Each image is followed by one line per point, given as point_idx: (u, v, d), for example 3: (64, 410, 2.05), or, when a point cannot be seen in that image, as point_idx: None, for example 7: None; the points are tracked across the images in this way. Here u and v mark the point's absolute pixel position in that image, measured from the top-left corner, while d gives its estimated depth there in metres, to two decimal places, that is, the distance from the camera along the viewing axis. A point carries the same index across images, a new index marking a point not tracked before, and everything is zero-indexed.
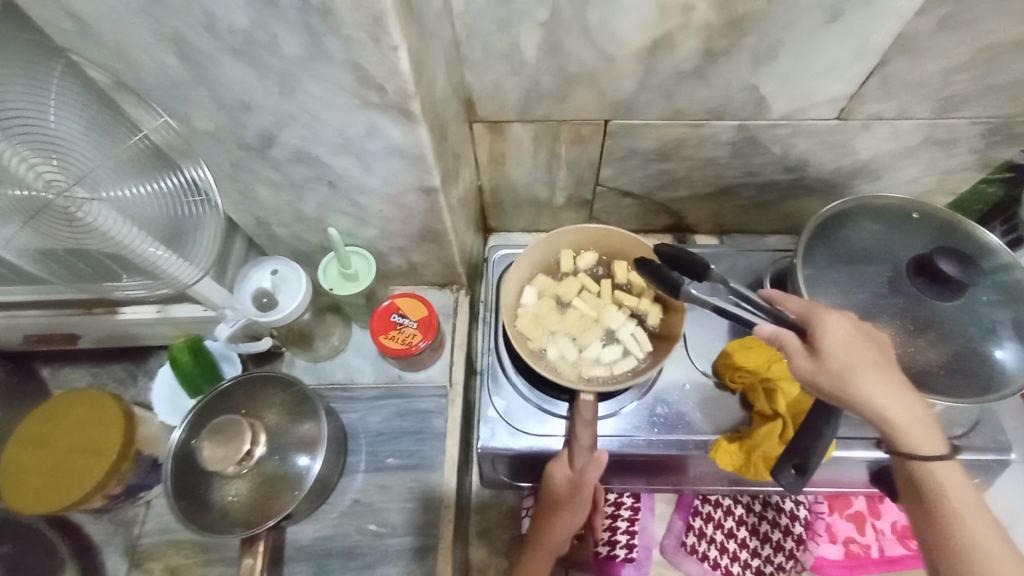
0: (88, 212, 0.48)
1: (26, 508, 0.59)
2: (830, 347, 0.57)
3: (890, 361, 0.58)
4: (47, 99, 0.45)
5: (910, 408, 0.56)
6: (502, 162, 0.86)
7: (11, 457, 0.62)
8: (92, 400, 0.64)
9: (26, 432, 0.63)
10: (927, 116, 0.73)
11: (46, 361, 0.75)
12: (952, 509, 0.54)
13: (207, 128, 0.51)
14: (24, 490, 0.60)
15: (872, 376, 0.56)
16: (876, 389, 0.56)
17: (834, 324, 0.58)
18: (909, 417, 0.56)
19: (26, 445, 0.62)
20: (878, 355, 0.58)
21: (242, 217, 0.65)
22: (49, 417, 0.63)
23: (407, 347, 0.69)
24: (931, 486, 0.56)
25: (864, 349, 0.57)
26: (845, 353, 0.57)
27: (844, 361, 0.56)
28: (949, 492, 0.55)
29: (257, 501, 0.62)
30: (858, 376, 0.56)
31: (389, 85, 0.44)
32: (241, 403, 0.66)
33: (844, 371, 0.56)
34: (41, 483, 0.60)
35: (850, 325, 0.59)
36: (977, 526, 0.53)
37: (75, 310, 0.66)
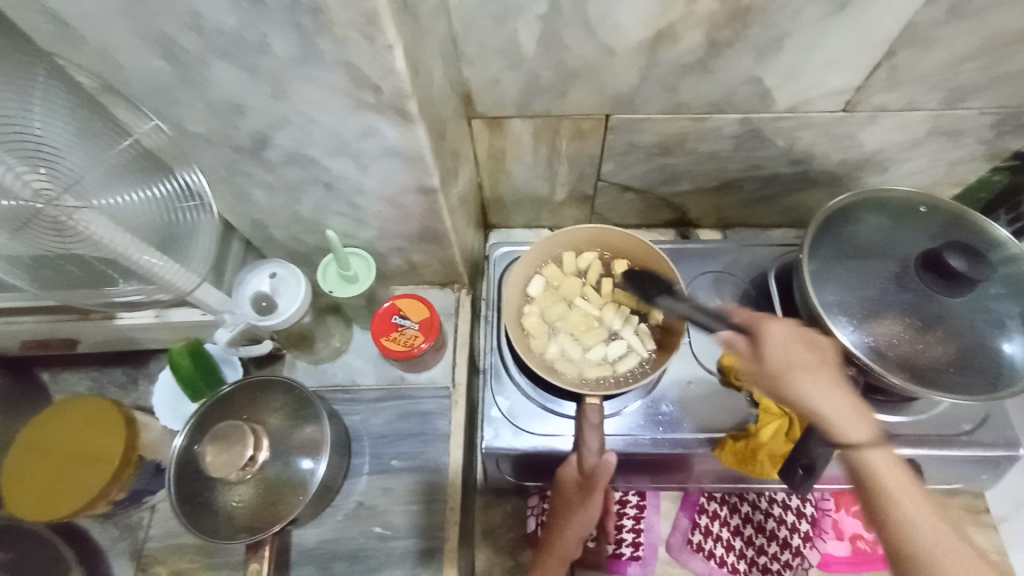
0: (80, 220, 0.46)
1: (30, 515, 0.59)
2: (769, 351, 0.61)
3: (828, 362, 0.61)
4: (34, 106, 0.45)
5: (848, 404, 0.58)
6: (502, 159, 0.85)
7: (13, 464, 0.61)
8: (93, 406, 0.63)
9: (29, 440, 0.62)
10: (934, 107, 0.72)
11: (44, 365, 0.74)
12: (887, 497, 0.53)
13: (199, 132, 0.49)
14: (27, 498, 0.59)
15: (806, 375, 0.60)
16: (808, 387, 0.59)
17: (773, 330, 0.62)
18: (842, 412, 0.57)
19: (27, 453, 0.62)
20: (815, 359, 0.61)
21: (239, 219, 0.64)
22: (50, 423, 0.63)
23: (409, 349, 0.68)
24: (866, 475, 0.55)
25: (800, 352, 0.61)
26: (781, 355, 0.61)
27: (784, 360, 0.60)
28: (883, 478, 0.54)
29: (260, 508, 0.62)
30: (794, 377, 0.60)
31: (385, 85, 0.43)
32: (242, 408, 0.65)
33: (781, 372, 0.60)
34: (44, 490, 0.60)
35: (791, 331, 0.63)
36: (914, 512, 0.52)
37: (72, 316, 0.65)
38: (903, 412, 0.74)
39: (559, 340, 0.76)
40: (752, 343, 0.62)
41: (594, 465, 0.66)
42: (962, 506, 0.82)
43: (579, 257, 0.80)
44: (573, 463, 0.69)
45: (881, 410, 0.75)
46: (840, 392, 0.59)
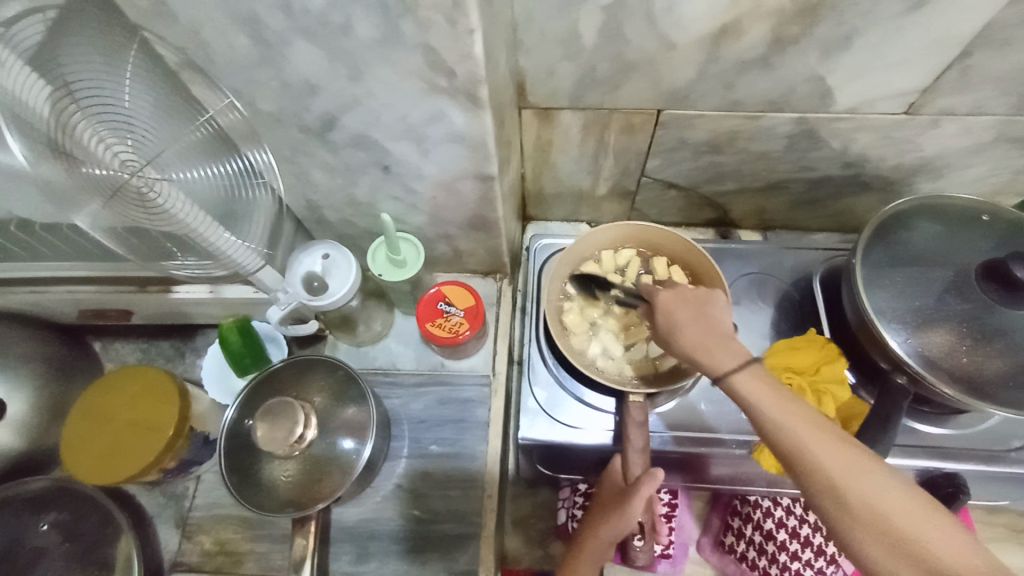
0: (161, 194, 0.47)
1: (87, 479, 0.61)
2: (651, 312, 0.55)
3: (710, 307, 0.54)
4: (124, 79, 0.46)
5: (724, 351, 0.51)
6: (548, 150, 0.85)
7: (70, 429, 0.63)
8: (148, 376, 0.65)
9: (85, 407, 0.64)
10: (1002, 113, 0.70)
11: (100, 336, 0.77)
12: (790, 441, 0.46)
13: (270, 111, 0.50)
14: (85, 462, 0.61)
15: (686, 329, 0.53)
16: (693, 342, 0.52)
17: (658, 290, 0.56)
18: (708, 349, 0.51)
19: (84, 419, 0.63)
20: (690, 307, 0.54)
21: (294, 200, 0.64)
22: (107, 391, 0.64)
23: (455, 336, 0.69)
24: (763, 420, 0.48)
25: (683, 304, 0.55)
26: (668, 310, 0.55)
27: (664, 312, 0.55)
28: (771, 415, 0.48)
29: (306, 484, 0.63)
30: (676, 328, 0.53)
31: (460, 69, 0.43)
32: (291, 387, 0.66)
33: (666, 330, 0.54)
34: (101, 456, 0.61)
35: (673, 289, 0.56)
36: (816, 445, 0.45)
37: (131, 287, 0.66)
38: (947, 424, 0.73)
39: (600, 336, 0.76)
40: (648, 306, 0.58)
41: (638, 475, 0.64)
42: (1005, 525, 0.80)
43: (617, 255, 0.80)
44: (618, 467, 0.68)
45: (924, 420, 0.74)
46: (717, 334, 0.52)
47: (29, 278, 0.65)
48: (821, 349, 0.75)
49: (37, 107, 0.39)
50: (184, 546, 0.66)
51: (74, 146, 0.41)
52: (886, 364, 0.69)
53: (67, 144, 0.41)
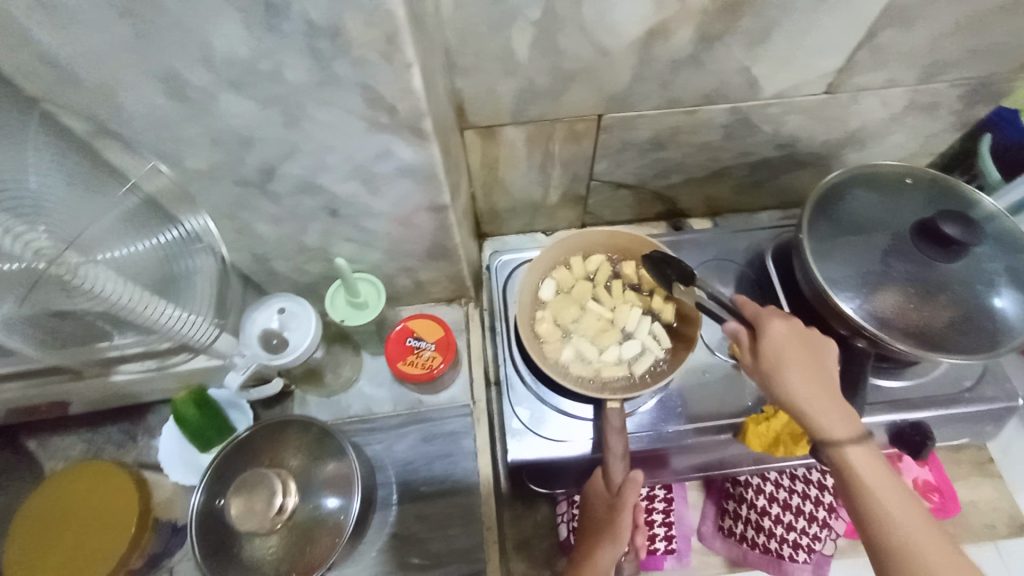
0: (88, 278, 0.44)
1: None
2: (762, 343, 0.63)
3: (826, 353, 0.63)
4: (28, 160, 0.41)
5: (828, 392, 0.60)
6: (496, 167, 0.84)
7: (15, 546, 0.57)
8: (97, 472, 0.59)
9: (28, 518, 0.58)
10: (912, 83, 0.75)
11: (32, 433, 0.68)
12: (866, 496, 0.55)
13: (201, 168, 0.46)
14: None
15: (816, 373, 0.61)
16: (799, 376, 0.60)
17: (777, 324, 0.63)
18: (813, 397, 0.59)
19: (29, 532, 0.57)
20: (809, 351, 0.62)
21: (240, 256, 0.60)
22: (52, 497, 0.58)
23: (430, 371, 0.66)
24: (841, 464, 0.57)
25: (796, 348, 0.61)
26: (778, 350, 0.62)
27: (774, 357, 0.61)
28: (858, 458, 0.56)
29: (294, 554, 0.59)
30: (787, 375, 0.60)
31: (402, 105, 0.42)
32: (262, 453, 0.62)
33: (788, 368, 0.60)
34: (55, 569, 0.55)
35: (793, 328, 0.63)
36: (886, 489, 0.55)
37: (64, 376, 0.60)
38: (904, 376, 0.78)
39: (573, 342, 0.75)
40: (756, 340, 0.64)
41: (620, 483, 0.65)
42: (971, 461, 0.85)
43: (587, 260, 0.79)
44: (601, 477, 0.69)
45: (884, 375, 0.78)
46: (828, 378, 0.61)
47: None
48: None
49: None
50: None
51: None
52: (846, 331, 0.73)
53: None
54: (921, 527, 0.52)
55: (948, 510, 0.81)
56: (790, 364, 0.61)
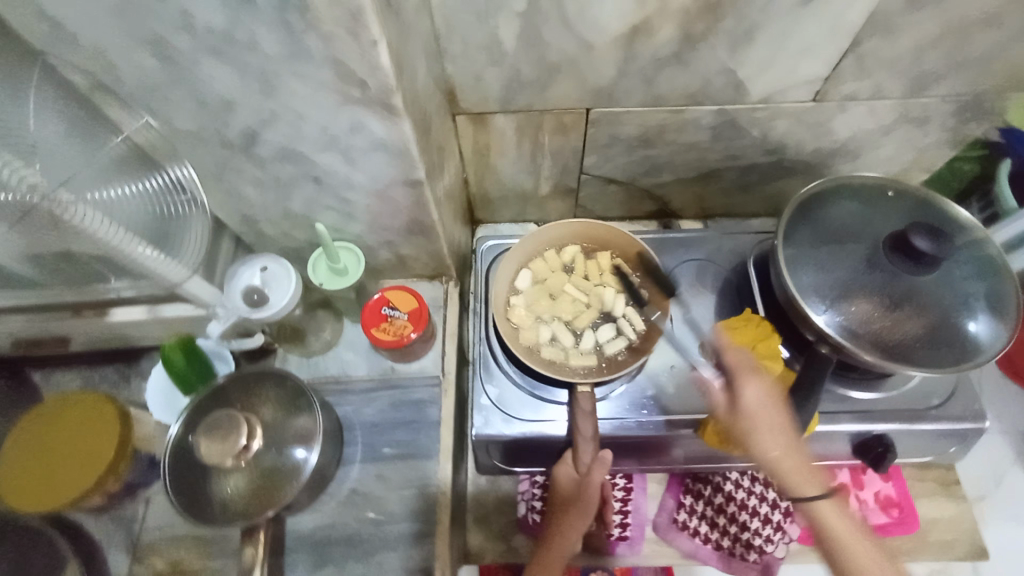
0: (77, 215, 0.48)
1: (25, 507, 0.60)
2: (738, 397, 0.62)
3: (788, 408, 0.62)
4: (28, 105, 0.46)
5: (799, 453, 0.60)
6: (487, 154, 0.87)
7: (7, 457, 0.62)
8: (86, 402, 0.65)
9: (23, 434, 0.63)
10: (899, 95, 0.76)
11: (37, 366, 0.75)
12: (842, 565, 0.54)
13: (190, 129, 0.51)
14: (23, 489, 0.61)
15: (785, 436, 0.60)
16: (769, 443, 0.60)
17: (749, 385, 0.62)
18: (786, 459, 0.59)
19: (20, 449, 0.62)
20: (776, 413, 0.61)
21: (229, 216, 0.64)
22: (44, 420, 0.64)
23: (399, 338, 0.70)
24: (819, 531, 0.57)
25: (771, 405, 0.61)
26: (753, 406, 0.61)
27: (748, 414, 0.61)
28: (833, 524, 0.56)
29: (254, 494, 0.62)
30: (759, 433, 0.60)
31: (372, 81, 0.45)
32: (236, 400, 0.66)
33: (758, 434, 0.60)
34: (40, 483, 0.61)
35: (764, 387, 0.62)
36: (864, 553, 0.54)
37: (65, 313, 0.66)
38: (875, 388, 0.78)
39: (547, 329, 0.79)
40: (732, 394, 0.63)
41: (587, 463, 0.69)
42: (938, 480, 0.85)
43: (562, 253, 0.84)
44: (570, 460, 0.73)
45: (858, 386, 0.79)
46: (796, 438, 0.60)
47: None
48: (756, 327, 0.80)
49: None
50: (135, 569, 0.65)
51: None
52: (811, 336, 0.73)
53: None
54: None
55: (907, 527, 0.81)
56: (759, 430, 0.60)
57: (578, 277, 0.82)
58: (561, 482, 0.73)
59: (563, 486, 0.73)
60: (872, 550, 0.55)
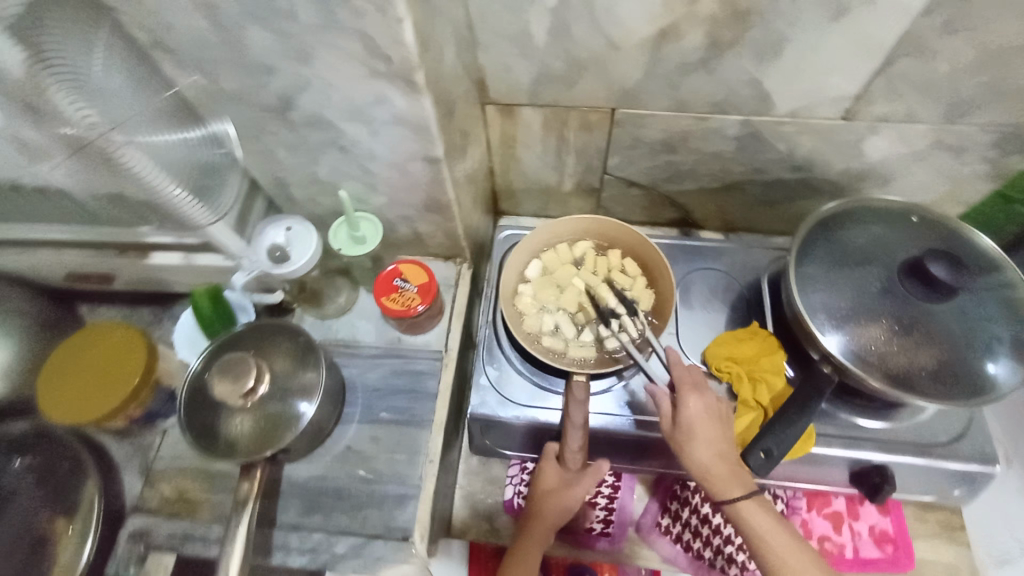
0: (126, 155, 0.51)
1: (53, 414, 0.67)
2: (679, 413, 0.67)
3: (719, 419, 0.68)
4: (95, 50, 0.49)
5: (730, 463, 0.66)
6: (513, 146, 0.91)
7: (48, 366, 0.69)
8: (122, 334, 0.71)
9: (62, 350, 0.70)
10: (935, 120, 0.74)
11: (85, 300, 0.83)
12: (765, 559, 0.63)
13: (234, 90, 0.56)
14: (55, 398, 0.67)
15: (719, 447, 0.66)
16: (706, 454, 0.66)
17: (690, 399, 0.67)
18: (718, 468, 0.65)
19: (58, 362, 0.69)
20: (707, 425, 0.67)
21: (264, 177, 0.70)
22: (83, 342, 0.70)
23: (407, 309, 0.73)
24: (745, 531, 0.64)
25: (707, 420, 0.67)
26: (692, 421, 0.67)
27: (688, 429, 0.67)
28: (757, 523, 0.64)
29: (257, 437, 0.66)
30: (696, 447, 0.66)
31: (396, 56, 0.49)
32: (252, 347, 0.71)
33: (697, 445, 0.66)
34: (68, 396, 0.67)
35: (703, 400, 0.68)
36: (783, 547, 0.63)
37: (112, 250, 0.73)
38: (882, 417, 0.76)
39: (551, 318, 0.81)
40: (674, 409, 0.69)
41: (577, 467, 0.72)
42: (938, 521, 0.82)
43: (573, 248, 0.87)
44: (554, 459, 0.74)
45: (864, 413, 0.76)
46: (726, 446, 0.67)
47: (19, 240, 0.72)
48: (760, 340, 0.80)
49: (14, 65, 0.44)
50: (146, 490, 0.72)
51: (47, 107, 0.47)
52: (815, 354, 0.72)
53: (40, 102, 0.46)
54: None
55: (900, 566, 0.79)
56: (698, 442, 0.66)
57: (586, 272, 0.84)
58: (545, 480, 0.74)
59: (547, 483, 0.74)
60: (791, 545, 0.63)
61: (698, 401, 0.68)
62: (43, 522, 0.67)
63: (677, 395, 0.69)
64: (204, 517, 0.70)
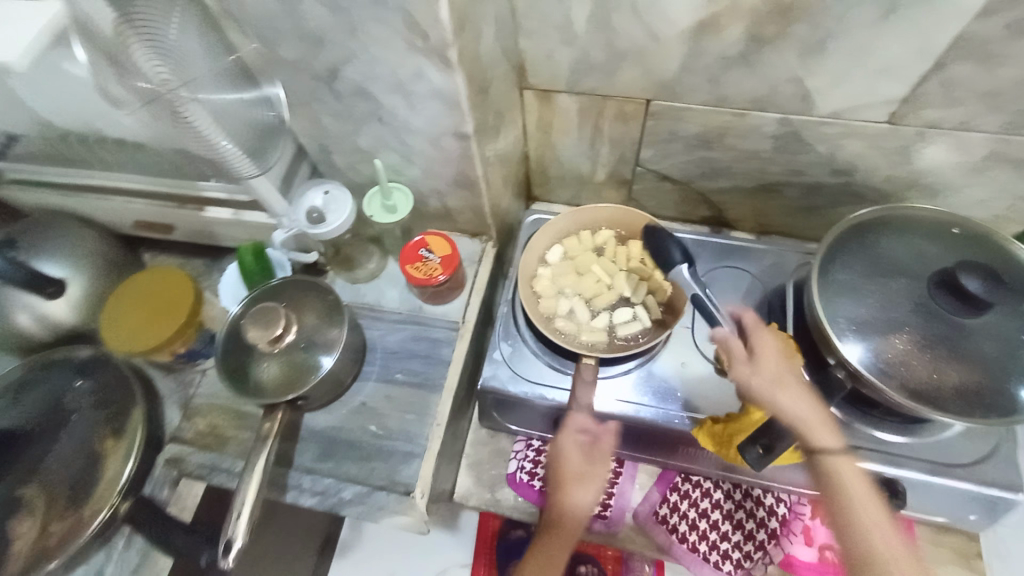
0: (190, 111, 0.57)
1: (104, 319, 0.75)
2: (760, 356, 0.70)
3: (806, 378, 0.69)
4: (171, 14, 0.55)
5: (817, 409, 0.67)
6: (549, 132, 0.92)
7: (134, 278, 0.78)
8: (184, 296, 0.77)
9: (150, 275, 0.78)
10: (992, 130, 0.71)
11: (148, 247, 0.94)
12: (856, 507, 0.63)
13: (290, 58, 0.61)
14: (115, 309, 0.76)
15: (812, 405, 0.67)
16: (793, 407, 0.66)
17: (767, 342, 0.71)
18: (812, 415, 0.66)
19: (138, 283, 0.77)
20: (795, 379, 0.69)
21: (311, 143, 0.75)
22: (163, 281, 0.78)
23: (428, 277, 0.77)
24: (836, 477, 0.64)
25: (786, 367, 0.70)
26: (775, 366, 0.69)
27: (774, 374, 0.69)
28: (844, 481, 0.64)
29: (282, 381, 0.72)
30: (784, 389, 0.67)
31: (433, 32, 0.53)
32: (284, 299, 0.76)
33: (785, 395, 0.67)
34: (119, 318, 0.75)
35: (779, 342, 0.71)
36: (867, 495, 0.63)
37: (173, 203, 0.81)
38: (906, 433, 0.73)
39: (567, 302, 0.83)
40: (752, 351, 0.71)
41: None
42: (955, 548, 0.79)
43: (596, 235, 0.88)
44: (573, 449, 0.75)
45: (884, 427, 0.74)
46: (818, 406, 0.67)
47: (100, 186, 0.81)
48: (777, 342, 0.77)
49: (104, 24, 0.49)
50: (183, 422, 0.80)
51: (127, 61, 0.51)
52: (830, 361, 0.71)
53: (120, 56, 0.51)
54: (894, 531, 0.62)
55: None
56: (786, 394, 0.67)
57: (606, 260, 0.85)
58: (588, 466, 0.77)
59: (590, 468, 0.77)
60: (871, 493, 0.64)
61: (769, 343, 0.71)
62: (97, 439, 0.74)
63: (753, 341, 0.71)
64: (231, 451, 0.77)
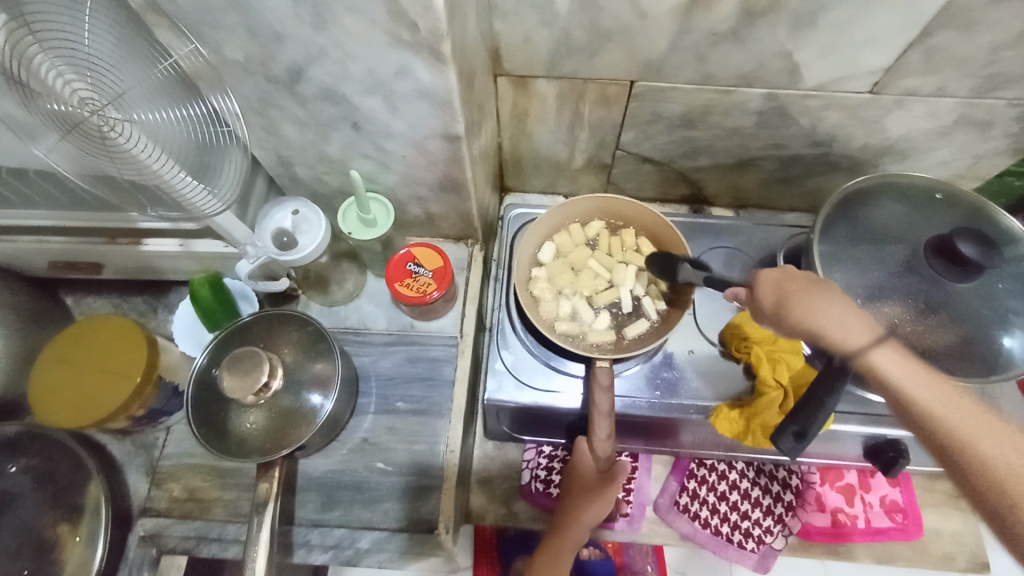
0: (122, 134, 0.47)
1: (37, 382, 0.63)
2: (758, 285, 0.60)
3: (827, 285, 0.60)
4: (84, 19, 0.44)
5: (846, 317, 0.56)
6: (525, 119, 0.86)
7: (75, 329, 0.66)
8: (133, 350, 0.64)
9: (93, 326, 0.65)
10: (965, 95, 0.73)
11: (69, 290, 0.80)
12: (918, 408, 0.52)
13: (237, 59, 0.51)
14: (51, 370, 0.64)
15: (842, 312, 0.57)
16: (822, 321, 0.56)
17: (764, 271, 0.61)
18: (837, 330, 0.56)
19: (78, 337, 0.65)
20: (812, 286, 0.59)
21: (267, 155, 0.65)
22: (106, 333, 0.65)
23: (422, 296, 0.70)
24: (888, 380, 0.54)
25: (793, 280, 0.59)
26: (779, 287, 0.59)
27: (774, 295, 0.59)
28: (902, 375, 0.53)
29: (272, 432, 0.63)
30: (794, 307, 0.58)
31: (423, 23, 0.44)
32: (259, 338, 0.67)
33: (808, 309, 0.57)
34: (57, 381, 0.63)
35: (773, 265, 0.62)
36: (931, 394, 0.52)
37: (100, 239, 0.68)
38: None
39: (568, 303, 0.79)
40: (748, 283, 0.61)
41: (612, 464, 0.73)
42: (941, 490, 0.85)
43: (587, 227, 0.84)
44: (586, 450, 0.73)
45: None
46: (849, 311, 0.57)
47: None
48: None
49: None
50: (154, 491, 0.70)
51: (33, 80, 0.42)
52: None
53: (22, 74, 0.41)
54: (975, 423, 0.49)
55: (909, 533, 0.83)
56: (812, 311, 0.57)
57: (601, 253, 0.82)
58: (583, 471, 0.73)
59: (585, 474, 0.73)
60: (936, 388, 0.52)
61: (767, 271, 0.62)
62: (48, 529, 0.63)
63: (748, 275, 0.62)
64: (219, 516, 0.68)
